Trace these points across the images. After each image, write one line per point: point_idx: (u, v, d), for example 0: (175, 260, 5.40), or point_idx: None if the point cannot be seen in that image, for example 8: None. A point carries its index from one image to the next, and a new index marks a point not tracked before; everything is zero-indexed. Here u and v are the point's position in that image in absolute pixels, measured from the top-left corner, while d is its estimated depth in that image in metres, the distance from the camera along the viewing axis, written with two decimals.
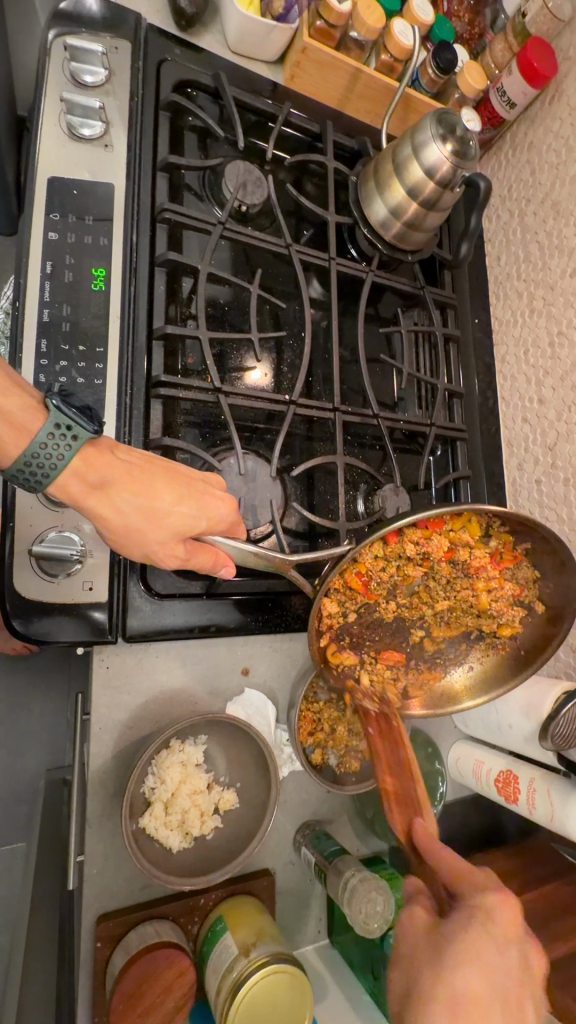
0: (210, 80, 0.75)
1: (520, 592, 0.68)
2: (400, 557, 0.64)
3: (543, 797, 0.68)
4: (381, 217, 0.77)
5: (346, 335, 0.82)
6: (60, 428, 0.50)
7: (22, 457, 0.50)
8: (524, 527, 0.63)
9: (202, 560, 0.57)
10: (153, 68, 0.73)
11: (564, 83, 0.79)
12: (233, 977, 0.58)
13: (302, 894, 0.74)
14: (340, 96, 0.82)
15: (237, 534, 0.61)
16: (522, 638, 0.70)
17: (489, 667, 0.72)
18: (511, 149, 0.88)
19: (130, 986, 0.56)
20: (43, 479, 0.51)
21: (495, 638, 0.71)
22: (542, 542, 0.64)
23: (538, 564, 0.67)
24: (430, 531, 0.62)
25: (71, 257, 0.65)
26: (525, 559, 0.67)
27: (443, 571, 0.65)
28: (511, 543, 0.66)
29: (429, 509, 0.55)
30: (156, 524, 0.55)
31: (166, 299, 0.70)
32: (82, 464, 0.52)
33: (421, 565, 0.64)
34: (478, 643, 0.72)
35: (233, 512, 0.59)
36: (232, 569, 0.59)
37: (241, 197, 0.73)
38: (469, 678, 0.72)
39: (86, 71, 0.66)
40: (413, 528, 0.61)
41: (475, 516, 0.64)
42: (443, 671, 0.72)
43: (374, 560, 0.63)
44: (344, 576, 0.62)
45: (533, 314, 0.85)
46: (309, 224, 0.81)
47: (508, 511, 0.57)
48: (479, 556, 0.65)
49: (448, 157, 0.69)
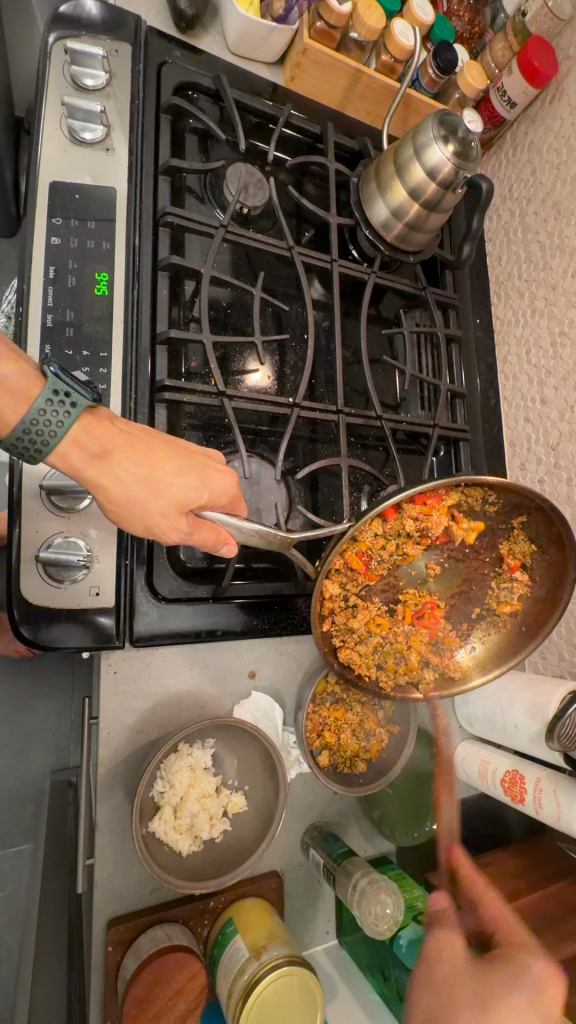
0: (211, 83, 0.75)
1: (519, 567, 0.69)
2: (399, 534, 0.64)
3: (550, 796, 0.68)
4: (383, 217, 0.76)
5: (349, 336, 0.82)
6: (59, 394, 0.50)
7: (21, 427, 0.49)
8: (518, 498, 0.64)
9: (205, 537, 0.57)
10: (154, 71, 0.73)
11: (565, 82, 0.79)
12: (244, 981, 0.58)
13: (311, 894, 0.74)
14: (341, 97, 0.82)
15: (237, 511, 0.61)
16: (522, 616, 0.71)
17: (491, 645, 0.72)
18: (512, 149, 0.88)
19: (143, 990, 0.56)
20: (44, 447, 0.50)
21: (495, 617, 0.72)
22: (537, 514, 0.65)
23: (533, 535, 0.68)
24: (428, 508, 0.62)
25: (74, 262, 0.64)
26: (521, 531, 0.68)
27: (438, 548, 0.67)
28: (508, 519, 0.67)
29: (426, 482, 0.55)
30: (158, 495, 0.54)
31: (169, 302, 0.70)
32: (82, 433, 0.52)
33: (420, 543, 0.65)
34: (478, 625, 0.72)
35: (234, 489, 0.59)
36: (234, 548, 0.59)
37: (243, 199, 0.72)
38: (473, 656, 0.72)
39: (87, 74, 0.66)
40: (410, 502, 0.61)
41: (471, 488, 0.64)
42: (450, 652, 0.71)
43: (374, 538, 0.62)
44: (345, 556, 0.61)
45: (535, 313, 0.85)
46: (310, 225, 0.81)
47: (509, 482, 0.58)
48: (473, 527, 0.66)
49: (450, 158, 0.69)
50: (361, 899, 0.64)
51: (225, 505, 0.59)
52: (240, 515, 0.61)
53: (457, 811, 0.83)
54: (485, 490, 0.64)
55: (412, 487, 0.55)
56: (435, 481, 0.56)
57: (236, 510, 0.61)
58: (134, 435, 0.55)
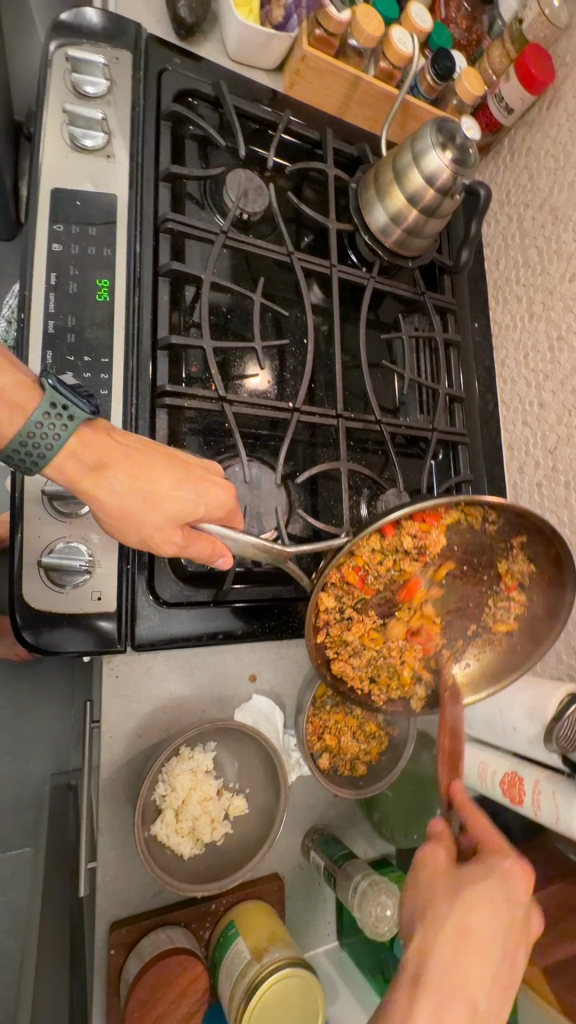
0: (211, 89, 0.75)
1: (516, 586, 0.70)
2: (397, 551, 0.64)
3: (548, 798, 0.69)
4: (381, 224, 0.77)
5: (348, 341, 0.82)
6: (56, 408, 0.50)
7: (17, 439, 0.50)
8: (518, 517, 0.64)
9: (199, 550, 0.57)
10: (154, 77, 0.73)
11: (562, 88, 0.79)
12: (247, 982, 0.58)
13: (312, 897, 0.74)
14: (340, 103, 0.83)
15: (234, 522, 0.61)
16: (518, 634, 0.72)
17: (485, 663, 0.73)
18: (509, 154, 0.89)
19: (145, 993, 0.57)
20: (39, 461, 0.51)
21: (491, 634, 0.72)
22: (537, 534, 0.65)
23: (532, 555, 0.68)
24: (427, 524, 0.63)
25: (75, 268, 0.65)
26: (520, 551, 0.68)
27: (437, 564, 0.66)
28: (508, 539, 0.67)
29: (423, 502, 0.56)
30: (156, 509, 0.55)
31: (170, 308, 0.71)
32: (78, 445, 0.52)
33: (418, 559, 0.65)
34: (474, 642, 0.72)
35: (230, 501, 0.58)
36: (230, 559, 0.59)
37: (242, 205, 0.73)
38: (467, 672, 0.73)
39: (87, 82, 0.66)
40: (410, 520, 0.62)
41: (472, 506, 0.64)
42: (444, 667, 0.71)
43: (371, 553, 0.63)
44: (342, 570, 0.62)
45: (532, 318, 0.85)
46: (309, 230, 0.81)
47: (508, 503, 0.58)
48: (471, 543, 0.66)
49: (448, 165, 0.69)
50: (361, 901, 0.65)
51: (219, 515, 0.58)
52: (234, 527, 0.61)
53: None
54: (486, 510, 0.64)
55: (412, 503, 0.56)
56: (437, 497, 0.56)
57: (232, 525, 0.61)
58: (130, 446, 0.55)
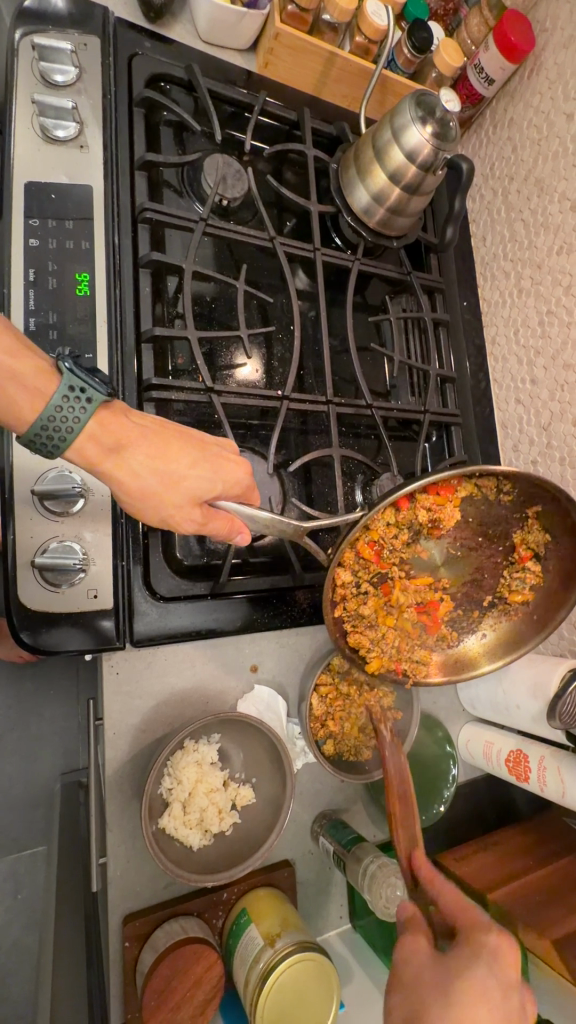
0: (183, 72, 0.73)
1: (532, 559, 0.69)
2: (412, 522, 0.63)
3: (554, 774, 0.69)
4: (364, 203, 0.76)
5: (336, 325, 0.81)
6: (74, 391, 0.49)
7: (37, 425, 0.49)
8: (531, 489, 0.63)
9: (218, 528, 0.57)
10: (124, 64, 0.72)
11: (542, 56, 0.78)
12: (260, 968, 0.59)
13: (322, 881, 0.75)
14: (316, 82, 0.81)
15: (252, 501, 0.61)
16: (534, 606, 0.71)
17: (501, 634, 0.73)
18: (492, 126, 0.87)
19: (160, 983, 0.58)
20: (61, 442, 0.50)
21: (506, 605, 0.72)
22: (552, 505, 0.64)
23: (548, 526, 0.67)
24: (442, 498, 0.62)
25: (54, 264, 0.64)
26: (535, 522, 0.67)
27: (449, 536, 0.66)
28: (523, 511, 0.66)
29: (440, 472, 0.55)
30: (172, 498, 0.54)
31: (153, 300, 0.70)
32: (96, 427, 0.51)
33: (429, 533, 0.65)
34: (489, 612, 0.73)
35: (248, 477, 0.59)
36: (248, 536, 0.58)
37: (222, 191, 0.71)
38: (484, 644, 0.73)
39: (56, 70, 0.65)
40: (424, 493, 0.61)
41: (486, 477, 0.62)
42: (457, 638, 0.73)
43: (386, 527, 0.62)
44: (357, 546, 0.61)
45: (521, 293, 0.84)
46: (291, 214, 0.80)
47: (520, 473, 0.58)
48: (485, 516, 0.65)
49: (428, 140, 0.68)
50: (371, 884, 0.65)
51: (239, 494, 0.58)
52: (255, 505, 0.61)
53: (464, 791, 0.84)
54: (499, 481, 0.63)
55: (424, 477, 0.55)
56: (437, 473, 0.55)
57: (252, 501, 0.61)
58: (149, 425, 0.55)
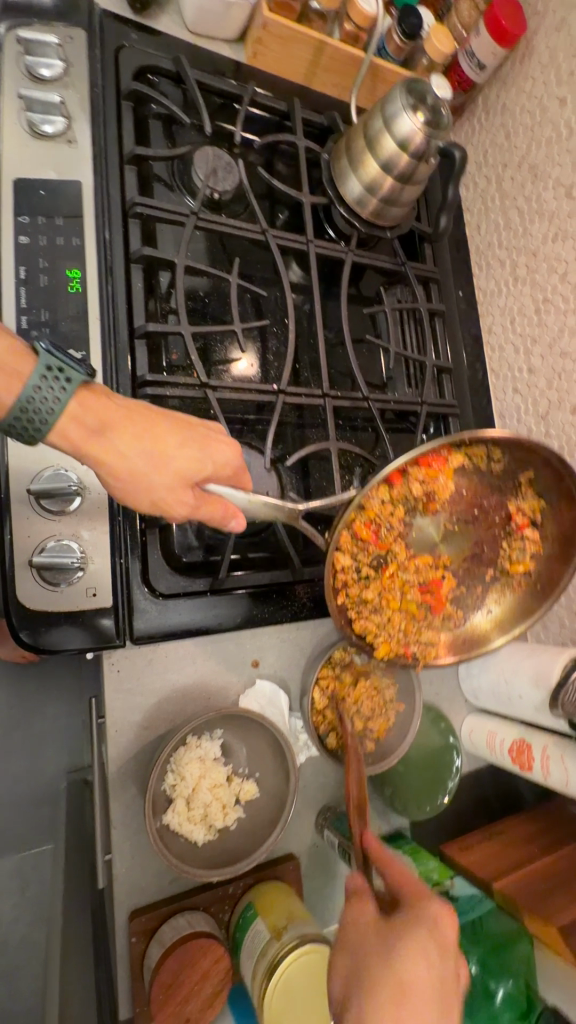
0: (171, 64, 0.73)
1: (529, 524, 0.69)
2: (406, 498, 0.64)
3: (557, 762, 0.69)
4: (357, 193, 0.75)
5: (331, 317, 0.81)
6: (52, 370, 0.49)
7: (16, 407, 0.48)
8: (520, 452, 0.64)
9: (212, 512, 0.55)
10: (111, 56, 0.71)
11: (534, 40, 0.77)
12: (268, 960, 0.59)
13: (328, 873, 0.75)
14: (306, 71, 0.80)
15: (243, 484, 0.59)
16: (537, 575, 0.71)
17: (507, 606, 0.73)
18: (484, 113, 0.87)
19: (168, 977, 0.58)
20: (41, 425, 0.50)
21: (509, 577, 0.72)
22: (543, 467, 0.65)
23: (541, 489, 0.68)
24: (433, 471, 0.63)
25: (45, 260, 0.63)
26: (528, 488, 0.68)
27: (444, 510, 0.66)
28: (514, 478, 0.67)
29: (430, 441, 0.56)
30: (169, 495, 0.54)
31: (145, 295, 0.69)
32: (78, 407, 0.51)
33: (423, 508, 0.65)
34: (493, 587, 0.72)
35: (239, 460, 0.58)
36: (243, 522, 0.56)
37: (212, 184, 0.71)
38: (493, 619, 0.72)
39: (42, 64, 0.64)
40: (415, 465, 0.62)
41: (474, 447, 0.64)
42: (464, 617, 0.72)
43: (381, 506, 0.63)
44: (353, 526, 0.62)
45: (517, 282, 0.84)
46: (284, 206, 0.80)
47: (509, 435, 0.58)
48: (478, 487, 0.67)
49: (420, 128, 0.67)
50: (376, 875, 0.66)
51: (229, 476, 0.57)
52: (246, 489, 0.59)
53: (468, 782, 0.85)
54: (489, 450, 0.64)
55: (414, 448, 0.55)
56: (428, 443, 0.56)
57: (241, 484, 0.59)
58: (133, 408, 0.54)
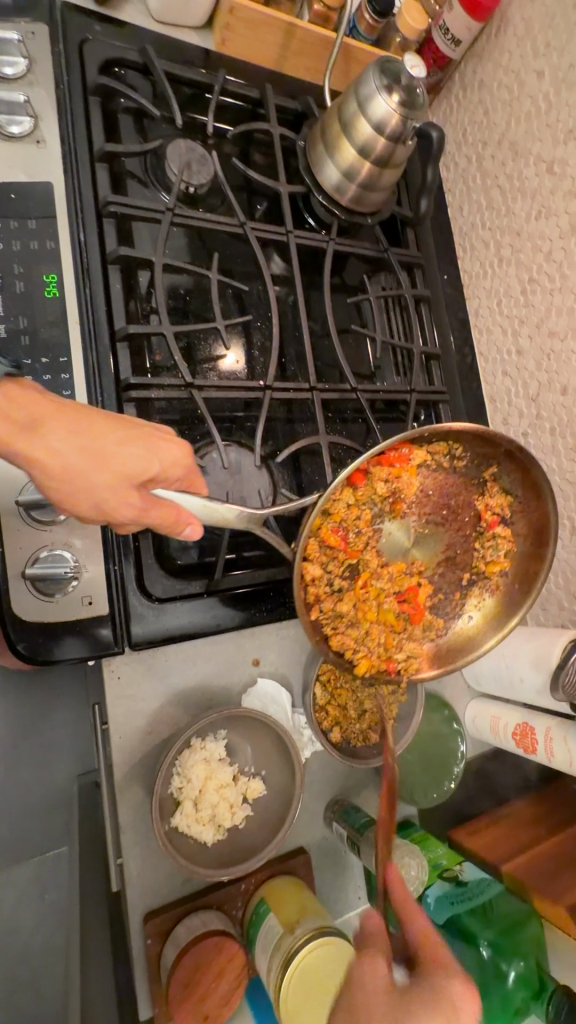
0: (138, 55, 0.71)
1: (499, 522, 0.69)
2: (372, 500, 0.63)
3: (560, 744, 0.70)
4: (335, 180, 0.74)
5: (315, 308, 0.80)
6: None
7: None
8: (482, 444, 0.64)
9: (161, 516, 0.53)
10: (75, 50, 0.69)
11: (509, 11, 0.75)
12: (282, 955, 0.60)
13: (339, 864, 0.76)
14: (277, 55, 0.78)
15: (199, 490, 0.57)
16: (513, 575, 0.71)
17: (488, 610, 0.71)
18: (462, 90, 0.85)
19: (185, 974, 0.59)
20: None
21: (486, 579, 0.71)
22: (508, 458, 0.65)
23: (508, 485, 0.68)
24: (397, 470, 0.63)
25: (19, 266, 0.62)
26: (494, 483, 0.68)
27: (412, 513, 0.66)
28: (479, 473, 0.67)
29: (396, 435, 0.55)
30: (153, 501, 0.53)
31: (125, 297, 0.67)
32: (6, 404, 0.50)
33: (391, 511, 0.65)
34: (471, 591, 0.71)
35: (187, 459, 0.55)
36: (198, 528, 0.55)
37: (187, 178, 0.69)
38: (474, 624, 0.71)
39: (4, 62, 0.63)
40: (376, 464, 0.62)
41: (436, 444, 0.64)
42: (445, 625, 0.71)
43: (347, 510, 0.62)
44: (320, 533, 0.61)
45: (502, 262, 0.82)
46: (262, 197, 0.78)
47: (471, 428, 0.58)
48: (444, 484, 0.66)
49: (396, 111, 0.66)
50: None
51: (179, 478, 0.55)
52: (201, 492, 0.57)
53: (473, 767, 0.85)
54: (450, 445, 0.64)
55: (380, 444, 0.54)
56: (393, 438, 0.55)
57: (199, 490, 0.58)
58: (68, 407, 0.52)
